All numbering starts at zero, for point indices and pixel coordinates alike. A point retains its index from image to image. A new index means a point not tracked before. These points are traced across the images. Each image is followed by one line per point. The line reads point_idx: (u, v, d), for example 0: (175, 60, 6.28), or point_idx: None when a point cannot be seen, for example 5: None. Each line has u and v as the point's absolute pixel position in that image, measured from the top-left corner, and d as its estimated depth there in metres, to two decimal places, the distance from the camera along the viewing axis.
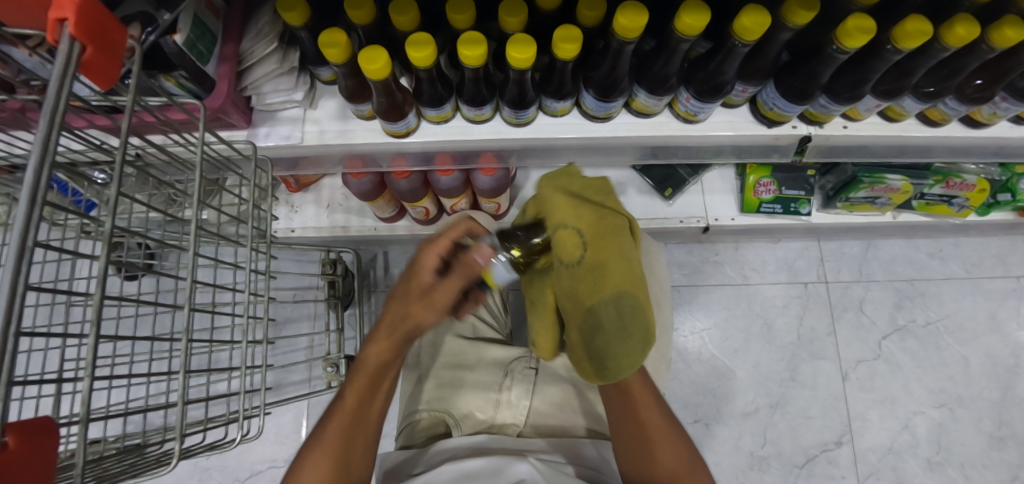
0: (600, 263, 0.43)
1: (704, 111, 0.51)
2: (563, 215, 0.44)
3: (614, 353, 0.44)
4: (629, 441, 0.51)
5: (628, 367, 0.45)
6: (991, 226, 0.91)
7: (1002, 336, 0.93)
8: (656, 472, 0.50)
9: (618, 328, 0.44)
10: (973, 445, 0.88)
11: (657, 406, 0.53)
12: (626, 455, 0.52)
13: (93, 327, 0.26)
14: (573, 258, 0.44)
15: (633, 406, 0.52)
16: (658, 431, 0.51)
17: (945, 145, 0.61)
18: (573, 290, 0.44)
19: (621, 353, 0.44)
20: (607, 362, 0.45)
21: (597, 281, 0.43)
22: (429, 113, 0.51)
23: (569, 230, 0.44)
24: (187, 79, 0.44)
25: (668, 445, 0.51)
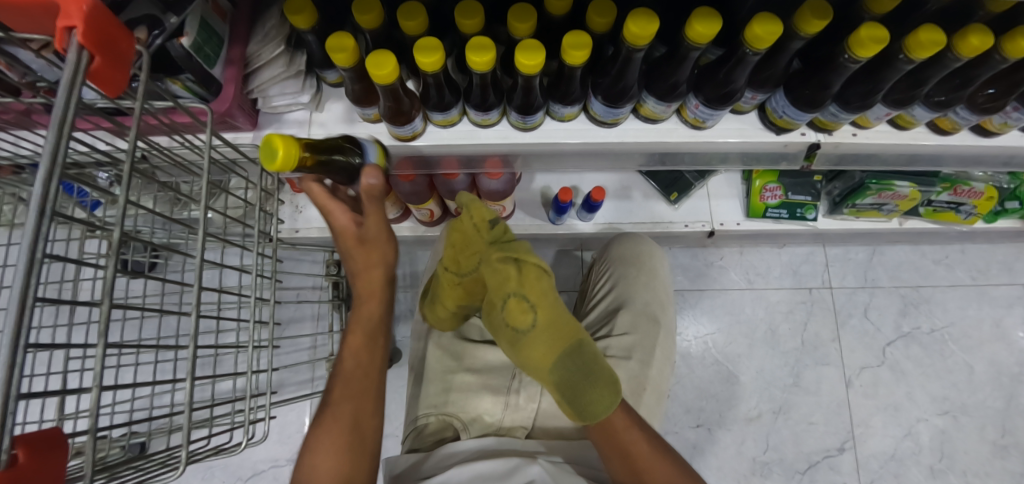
0: (553, 321, 0.48)
1: (713, 118, 0.50)
2: (505, 281, 0.47)
3: (585, 399, 0.47)
4: (618, 467, 0.50)
5: (605, 408, 0.47)
6: (998, 233, 0.91)
7: (1007, 344, 0.93)
8: None
9: (583, 372, 0.47)
10: (976, 453, 0.88)
11: (645, 435, 0.51)
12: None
13: (100, 335, 0.26)
14: (527, 323, 0.47)
15: (622, 444, 0.50)
16: (643, 455, 0.50)
17: (954, 154, 0.61)
18: (536, 350, 0.47)
19: (591, 399, 0.46)
20: (581, 408, 0.46)
21: (554, 336, 0.48)
22: (436, 117, 0.50)
23: (515, 298, 0.47)
24: (194, 82, 0.44)
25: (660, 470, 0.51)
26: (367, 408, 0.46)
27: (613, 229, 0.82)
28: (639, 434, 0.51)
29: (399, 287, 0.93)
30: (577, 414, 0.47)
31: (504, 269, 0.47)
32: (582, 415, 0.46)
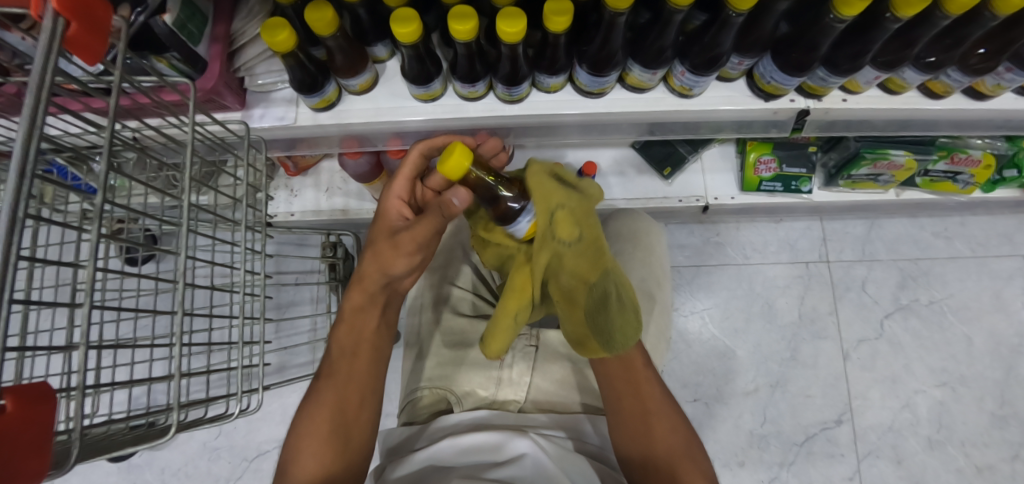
0: (595, 239, 0.48)
1: (700, 85, 0.50)
2: (554, 194, 0.46)
3: (614, 327, 0.48)
4: (626, 405, 0.51)
5: (631, 338, 0.48)
6: (998, 204, 0.90)
7: (1007, 315, 0.92)
8: (656, 448, 0.49)
9: (613, 303, 0.47)
10: (975, 423, 0.88)
11: (656, 381, 0.54)
12: (625, 433, 0.51)
13: (85, 295, 0.27)
14: (573, 236, 0.46)
15: (635, 380, 0.52)
16: (667, 440, 0.50)
17: (947, 119, 0.60)
18: (573, 265, 0.47)
19: (626, 322, 0.48)
20: (612, 337, 0.48)
21: (594, 255, 0.48)
22: (417, 91, 0.51)
23: (564, 210, 0.46)
24: (179, 61, 0.44)
25: (665, 419, 0.51)
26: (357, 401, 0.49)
27: (607, 205, 0.83)
28: (654, 380, 0.53)
29: None
30: (605, 343, 0.48)
31: (550, 184, 0.46)
32: (612, 345, 0.48)
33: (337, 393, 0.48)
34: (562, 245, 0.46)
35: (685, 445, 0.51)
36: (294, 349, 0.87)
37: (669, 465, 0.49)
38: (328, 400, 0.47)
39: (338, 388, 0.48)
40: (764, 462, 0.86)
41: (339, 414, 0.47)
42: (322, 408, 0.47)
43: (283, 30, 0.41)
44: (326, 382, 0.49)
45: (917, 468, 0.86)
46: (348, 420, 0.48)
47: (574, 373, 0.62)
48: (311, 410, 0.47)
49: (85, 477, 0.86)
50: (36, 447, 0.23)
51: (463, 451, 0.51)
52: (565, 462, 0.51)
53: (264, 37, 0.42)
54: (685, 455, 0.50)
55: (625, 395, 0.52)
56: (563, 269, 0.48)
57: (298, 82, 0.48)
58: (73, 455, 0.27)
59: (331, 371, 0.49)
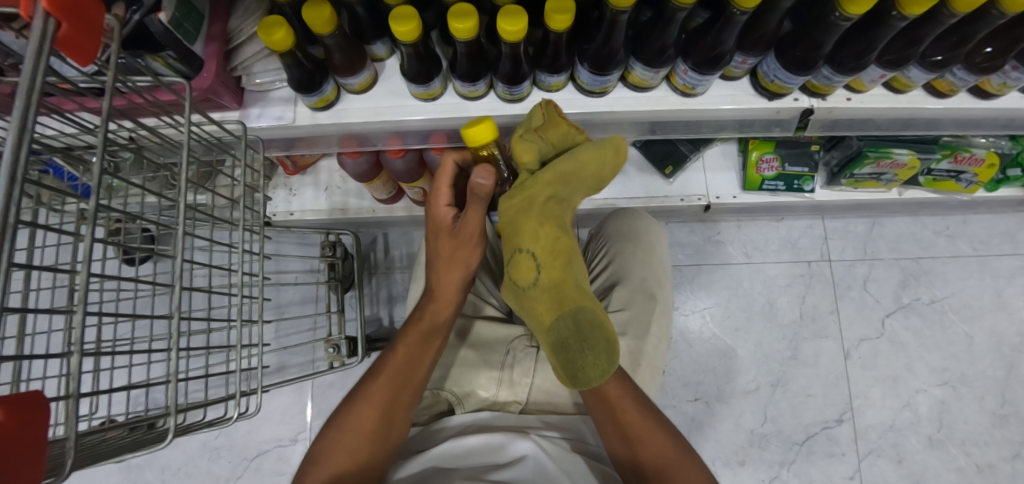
0: (560, 279, 0.47)
1: (702, 84, 0.50)
2: (517, 234, 0.47)
3: (578, 364, 0.45)
4: (609, 429, 0.51)
5: (596, 377, 0.45)
6: (1001, 202, 0.89)
7: (1008, 314, 0.92)
8: (645, 466, 0.49)
9: (579, 337, 0.45)
10: (975, 422, 0.88)
11: (636, 399, 0.51)
12: (617, 449, 0.51)
13: (78, 301, 0.27)
14: (531, 280, 0.47)
15: (612, 407, 0.50)
16: (657, 456, 0.49)
17: (952, 118, 0.59)
18: (537, 307, 0.47)
19: (582, 362, 0.45)
20: (573, 374, 0.45)
21: (558, 294, 0.46)
22: (417, 90, 0.50)
23: (526, 255, 0.47)
24: (176, 59, 0.44)
25: (653, 436, 0.50)
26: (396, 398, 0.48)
27: (609, 205, 0.82)
28: (632, 400, 0.51)
29: (396, 268, 0.93)
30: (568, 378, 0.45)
31: (526, 224, 0.47)
32: (573, 379, 0.45)
33: (389, 389, 0.48)
34: (521, 287, 0.48)
35: (678, 457, 0.50)
36: (294, 349, 0.87)
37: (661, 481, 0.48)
38: (376, 397, 0.48)
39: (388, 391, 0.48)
40: (764, 461, 0.86)
41: (383, 415, 0.47)
42: (368, 402, 0.47)
43: (281, 28, 0.41)
44: (379, 375, 0.49)
45: (917, 467, 0.86)
46: (392, 421, 0.48)
47: None
48: (362, 400, 0.48)
49: (85, 478, 0.86)
50: (28, 456, 0.23)
51: (464, 453, 0.51)
52: (567, 463, 0.51)
53: (261, 35, 0.41)
54: (678, 469, 0.49)
55: (606, 420, 0.51)
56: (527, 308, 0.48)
57: (296, 81, 0.48)
58: (67, 464, 0.27)
59: (388, 365, 0.49)
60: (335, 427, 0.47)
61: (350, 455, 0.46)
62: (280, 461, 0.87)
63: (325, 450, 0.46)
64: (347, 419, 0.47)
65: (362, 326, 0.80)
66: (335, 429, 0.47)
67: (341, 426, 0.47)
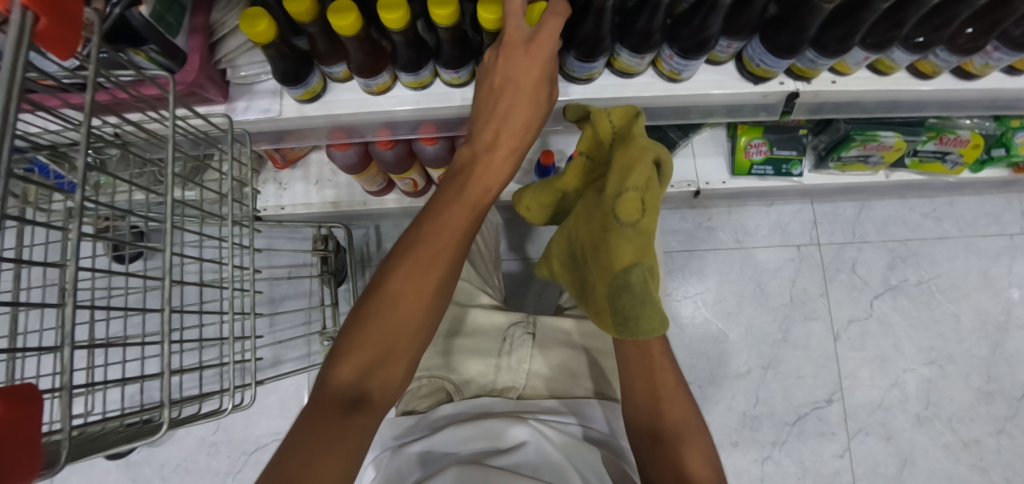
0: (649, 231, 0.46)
1: (688, 69, 0.50)
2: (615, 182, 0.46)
3: (632, 311, 0.43)
4: (640, 390, 0.51)
5: (644, 330, 0.44)
6: (985, 184, 0.90)
7: (994, 293, 0.94)
8: (663, 429, 0.49)
9: (641, 292, 0.43)
10: (961, 400, 0.90)
11: (673, 369, 0.53)
12: (638, 415, 0.51)
13: (68, 295, 0.27)
14: (631, 220, 0.44)
15: (651, 367, 0.51)
16: (675, 424, 0.50)
17: (936, 100, 0.60)
18: (619, 248, 0.44)
19: (637, 309, 0.43)
20: (624, 318, 0.44)
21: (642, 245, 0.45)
22: (406, 78, 0.50)
23: (633, 193, 0.44)
24: (158, 53, 0.43)
25: (676, 405, 0.51)
26: (452, 271, 0.43)
27: None
28: (669, 366, 0.53)
29: None
30: (619, 319, 0.45)
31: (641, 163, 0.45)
32: (622, 325, 0.44)
33: (443, 266, 0.42)
34: (617, 222, 0.45)
35: (694, 432, 0.50)
36: (290, 343, 0.87)
37: (674, 447, 0.48)
38: (424, 286, 0.41)
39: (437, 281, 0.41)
40: (757, 442, 0.88)
41: (438, 292, 0.42)
42: (415, 284, 0.40)
43: (263, 19, 0.40)
44: (432, 247, 0.42)
45: (905, 444, 0.88)
46: (437, 310, 0.42)
47: (569, 361, 0.62)
48: (403, 292, 0.40)
49: (85, 475, 0.86)
50: (19, 450, 0.23)
51: (467, 438, 0.50)
52: (571, 449, 0.50)
53: (243, 27, 0.41)
54: (692, 443, 0.49)
55: (639, 378, 0.51)
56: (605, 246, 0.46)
57: (282, 73, 0.47)
58: (60, 464, 0.27)
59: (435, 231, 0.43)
60: (375, 306, 0.40)
61: (386, 350, 0.39)
62: None
63: (363, 337, 0.39)
64: (383, 310, 0.39)
65: None
66: (375, 310, 0.40)
67: (376, 316, 0.39)
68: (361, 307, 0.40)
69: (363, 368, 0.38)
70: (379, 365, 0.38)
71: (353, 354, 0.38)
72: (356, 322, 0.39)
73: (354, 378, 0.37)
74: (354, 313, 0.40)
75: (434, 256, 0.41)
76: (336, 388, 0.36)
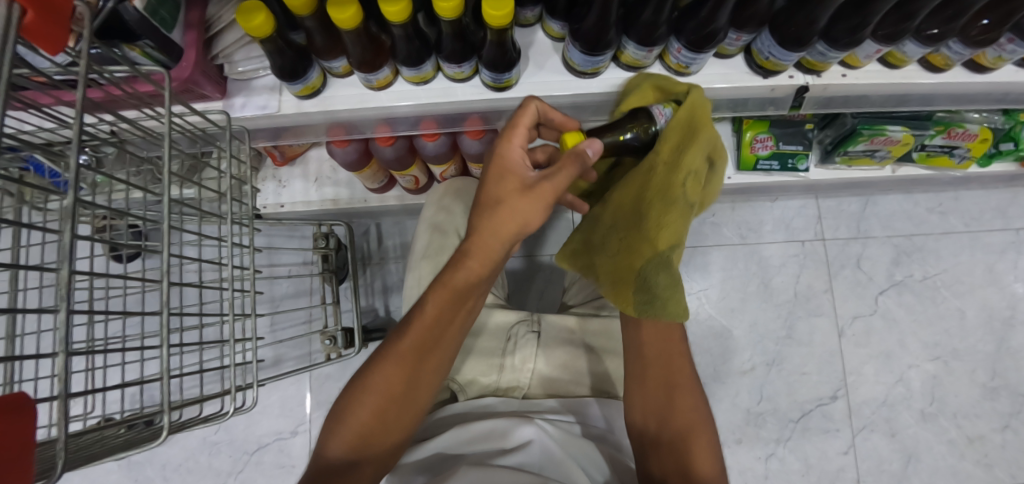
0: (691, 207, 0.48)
1: (695, 63, 0.49)
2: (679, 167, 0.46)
3: (660, 294, 0.47)
4: (651, 374, 0.50)
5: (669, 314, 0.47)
6: (991, 178, 0.90)
7: (999, 288, 0.93)
8: (672, 417, 0.47)
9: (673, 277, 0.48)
10: (966, 396, 0.90)
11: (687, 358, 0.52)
12: (645, 401, 0.49)
13: (60, 299, 0.26)
14: (692, 197, 0.47)
15: (666, 350, 0.51)
16: (685, 414, 0.48)
17: (947, 93, 0.59)
18: (666, 227, 0.47)
19: (662, 299, 0.48)
20: (648, 299, 0.48)
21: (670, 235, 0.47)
22: (407, 74, 0.49)
23: (693, 177, 0.46)
24: (154, 48, 0.42)
25: (688, 394, 0.49)
26: (428, 352, 0.44)
27: None
28: (682, 354, 0.52)
29: (390, 258, 0.92)
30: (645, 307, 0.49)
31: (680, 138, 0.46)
32: (644, 307, 0.48)
33: (416, 348, 0.43)
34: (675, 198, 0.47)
35: (702, 425, 0.48)
36: (291, 342, 0.86)
37: (680, 437, 0.46)
38: (393, 384, 0.43)
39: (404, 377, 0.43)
40: (761, 439, 0.87)
41: (411, 375, 0.43)
42: (390, 374, 0.43)
43: (260, 13, 0.39)
44: (408, 333, 0.44)
45: (909, 440, 0.88)
46: (415, 390, 0.44)
47: (574, 360, 0.62)
48: (379, 377, 0.43)
49: (85, 476, 0.85)
50: (13, 459, 0.22)
51: (471, 438, 0.50)
52: (575, 449, 0.50)
53: (239, 21, 0.40)
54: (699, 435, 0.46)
55: (652, 360, 0.50)
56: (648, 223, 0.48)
57: (279, 68, 0.46)
58: (55, 474, 0.26)
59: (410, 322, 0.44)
60: (355, 393, 0.43)
61: (362, 434, 0.42)
62: (280, 454, 0.87)
63: (344, 420, 0.43)
64: (358, 401, 0.43)
65: (357, 317, 0.80)
66: (354, 395, 0.43)
67: (352, 403, 0.43)
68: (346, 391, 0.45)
69: (347, 449, 0.42)
70: (360, 449, 0.42)
71: (337, 435, 0.42)
72: (342, 405, 0.44)
73: (338, 458, 0.41)
74: (342, 399, 0.45)
75: (411, 342, 0.43)
76: (323, 465, 0.42)
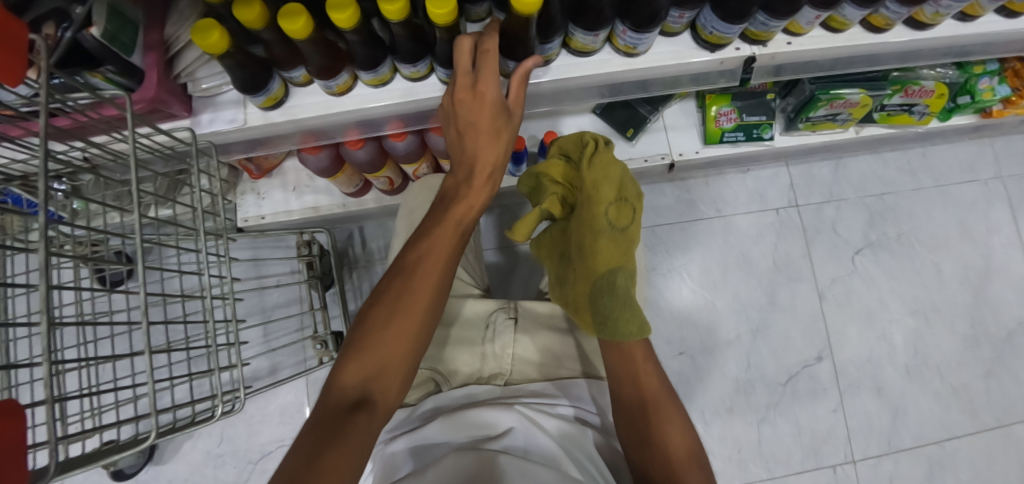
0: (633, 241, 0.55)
1: (643, 43, 0.50)
2: (602, 196, 0.54)
3: (611, 315, 0.51)
4: (626, 391, 0.53)
5: (625, 332, 0.50)
6: (954, 132, 0.92)
7: (972, 240, 0.96)
8: (652, 431, 0.50)
9: (623, 300, 0.51)
10: (947, 346, 0.92)
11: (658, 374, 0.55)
12: (625, 417, 0.52)
13: (42, 314, 0.26)
14: (621, 225, 0.55)
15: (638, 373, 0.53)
16: (664, 427, 0.50)
17: (893, 52, 0.61)
18: (606, 252, 0.54)
19: (616, 320, 0.51)
20: (603, 323, 0.51)
21: (624, 249, 0.54)
22: (366, 77, 0.50)
23: (622, 204, 0.55)
24: (115, 73, 0.44)
25: (665, 408, 0.52)
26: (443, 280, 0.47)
27: None
28: (654, 371, 0.54)
29: (375, 260, 0.93)
30: (601, 325, 0.52)
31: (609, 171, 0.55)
32: (603, 329, 0.51)
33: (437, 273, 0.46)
34: (610, 226, 0.54)
35: (680, 437, 0.51)
36: (286, 350, 0.88)
37: (659, 446, 0.49)
38: (415, 303, 0.44)
39: (425, 310, 0.45)
40: (751, 405, 0.89)
41: (433, 300, 0.45)
42: (408, 297, 0.44)
43: (214, 30, 0.41)
44: (420, 269, 0.46)
45: (896, 395, 0.90)
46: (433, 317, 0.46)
47: (551, 343, 0.64)
48: (398, 305, 0.44)
49: None
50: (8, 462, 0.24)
51: (458, 428, 0.51)
52: (560, 429, 0.52)
53: (195, 39, 0.41)
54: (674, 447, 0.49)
55: (626, 382, 0.53)
56: (592, 248, 0.54)
57: (241, 81, 0.48)
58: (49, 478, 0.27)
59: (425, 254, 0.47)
60: (370, 322, 0.44)
61: (381, 361, 0.42)
62: None
63: (361, 348, 0.42)
64: (382, 330, 0.43)
65: (347, 321, 0.82)
66: (369, 327, 0.44)
67: (372, 331, 0.43)
68: (356, 328, 0.45)
69: (363, 378, 0.41)
70: (381, 376, 0.42)
71: (352, 366, 0.42)
72: (356, 338, 0.43)
73: (354, 387, 0.41)
74: (351, 336, 0.44)
75: (429, 266, 0.46)
76: (336, 394, 0.40)
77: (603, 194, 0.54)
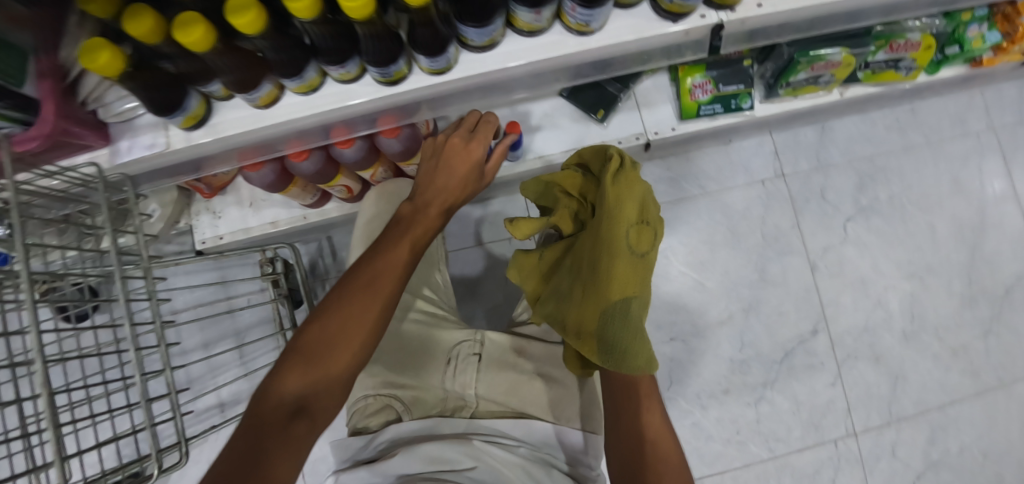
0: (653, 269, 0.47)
1: (594, 20, 0.45)
2: (624, 213, 0.47)
3: (621, 347, 0.45)
4: (626, 425, 0.47)
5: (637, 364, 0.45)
6: (943, 85, 0.87)
7: (967, 195, 0.92)
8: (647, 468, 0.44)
9: (633, 331, 0.45)
10: (945, 308, 0.89)
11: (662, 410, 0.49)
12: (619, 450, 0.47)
13: None
14: (641, 250, 0.47)
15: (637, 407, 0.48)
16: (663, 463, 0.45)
17: (873, 6, 0.56)
18: (623, 275, 0.45)
19: (624, 356, 0.44)
20: (609, 352, 0.45)
21: (642, 276, 0.46)
22: (291, 85, 0.45)
23: (642, 226, 0.47)
24: (8, 108, 0.38)
25: (666, 445, 0.46)
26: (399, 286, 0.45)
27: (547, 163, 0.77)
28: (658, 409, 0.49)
29: None
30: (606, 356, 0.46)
31: (633, 192, 0.48)
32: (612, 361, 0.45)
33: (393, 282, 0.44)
34: (630, 249, 0.46)
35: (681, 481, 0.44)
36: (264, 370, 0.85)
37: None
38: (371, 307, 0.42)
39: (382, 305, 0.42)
40: (747, 385, 0.87)
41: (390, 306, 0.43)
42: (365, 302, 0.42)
43: (104, 50, 0.35)
44: (379, 276, 0.44)
45: (895, 362, 0.88)
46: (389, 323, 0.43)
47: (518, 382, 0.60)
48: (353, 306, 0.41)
49: None
50: None
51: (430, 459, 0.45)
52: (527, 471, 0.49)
53: (83, 63, 0.36)
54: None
55: (624, 413, 0.48)
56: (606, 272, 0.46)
57: (151, 103, 0.43)
58: None
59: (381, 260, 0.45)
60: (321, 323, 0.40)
61: (331, 367, 0.38)
62: None
63: (307, 352, 0.39)
64: (330, 337, 0.39)
65: None
66: (318, 330, 0.40)
67: (322, 335, 0.39)
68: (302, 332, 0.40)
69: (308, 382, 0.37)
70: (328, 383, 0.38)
71: (294, 372, 0.38)
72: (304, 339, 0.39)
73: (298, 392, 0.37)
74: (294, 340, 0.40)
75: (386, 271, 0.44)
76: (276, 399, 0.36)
77: (625, 211, 0.47)
